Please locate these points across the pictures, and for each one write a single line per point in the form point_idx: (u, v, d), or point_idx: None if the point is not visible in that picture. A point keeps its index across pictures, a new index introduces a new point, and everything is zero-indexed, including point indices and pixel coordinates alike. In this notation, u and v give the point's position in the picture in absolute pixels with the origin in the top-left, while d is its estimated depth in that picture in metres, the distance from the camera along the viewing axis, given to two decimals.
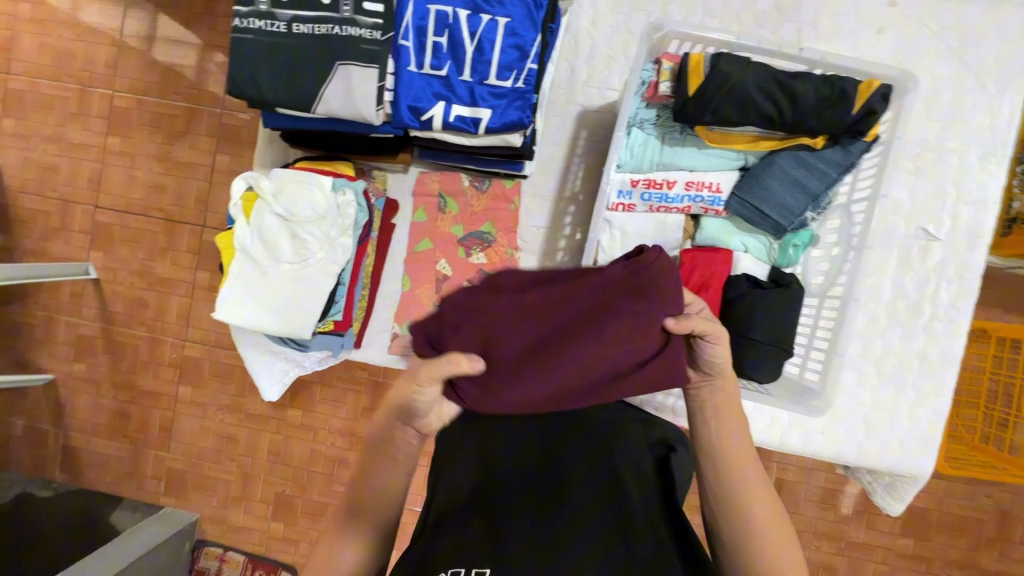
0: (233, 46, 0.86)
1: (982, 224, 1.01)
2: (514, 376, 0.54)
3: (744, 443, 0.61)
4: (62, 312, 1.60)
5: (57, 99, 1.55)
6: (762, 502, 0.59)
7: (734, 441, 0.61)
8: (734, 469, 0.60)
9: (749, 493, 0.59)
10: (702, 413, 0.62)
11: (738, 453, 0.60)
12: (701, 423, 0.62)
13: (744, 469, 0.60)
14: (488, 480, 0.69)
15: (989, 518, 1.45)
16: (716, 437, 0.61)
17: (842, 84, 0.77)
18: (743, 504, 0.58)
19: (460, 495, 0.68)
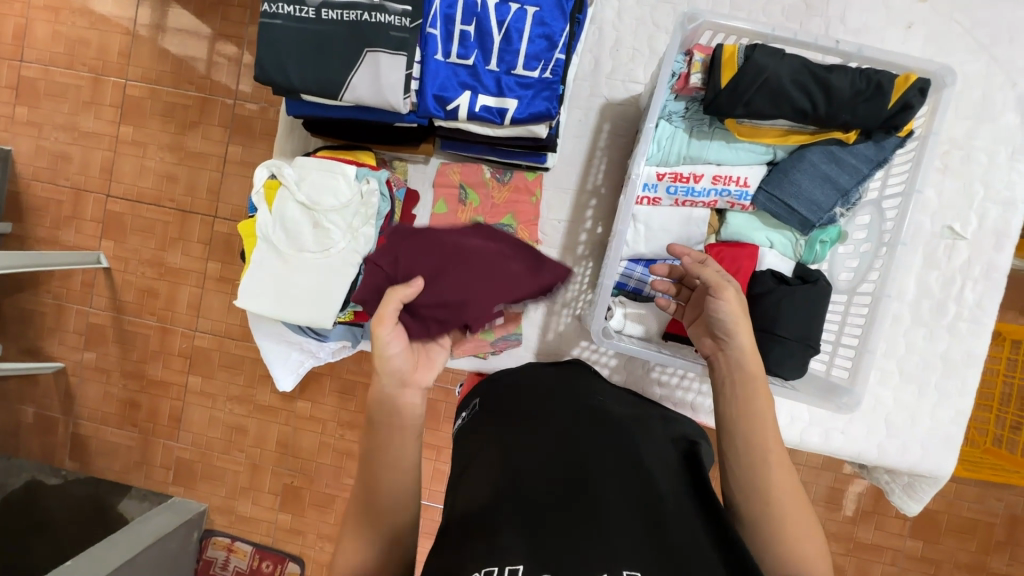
0: (261, 31, 0.85)
1: (1008, 223, 1.00)
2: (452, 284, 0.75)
3: (770, 432, 0.67)
4: (73, 301, 1.60)
5: (70, 88, 1.55)
6: (789, 487, 0.63)
7: (758, 427, 0.67)
8: (761, 454, 0.65)
9: (777, 478, 0.63)
10: (731, 388, 0.71)
11: (762, 435, 0.66)
12: (729, 406, 0.69)
13: (769, 454, 0.65)
14: (513, 471, 0.65)
15: (999, 521, 1.44)
16: (738, 414, 0.68)
17: (878, 77, 0.77)
18: (770, 488, 0.63)
19: (485, 491, 0.64)
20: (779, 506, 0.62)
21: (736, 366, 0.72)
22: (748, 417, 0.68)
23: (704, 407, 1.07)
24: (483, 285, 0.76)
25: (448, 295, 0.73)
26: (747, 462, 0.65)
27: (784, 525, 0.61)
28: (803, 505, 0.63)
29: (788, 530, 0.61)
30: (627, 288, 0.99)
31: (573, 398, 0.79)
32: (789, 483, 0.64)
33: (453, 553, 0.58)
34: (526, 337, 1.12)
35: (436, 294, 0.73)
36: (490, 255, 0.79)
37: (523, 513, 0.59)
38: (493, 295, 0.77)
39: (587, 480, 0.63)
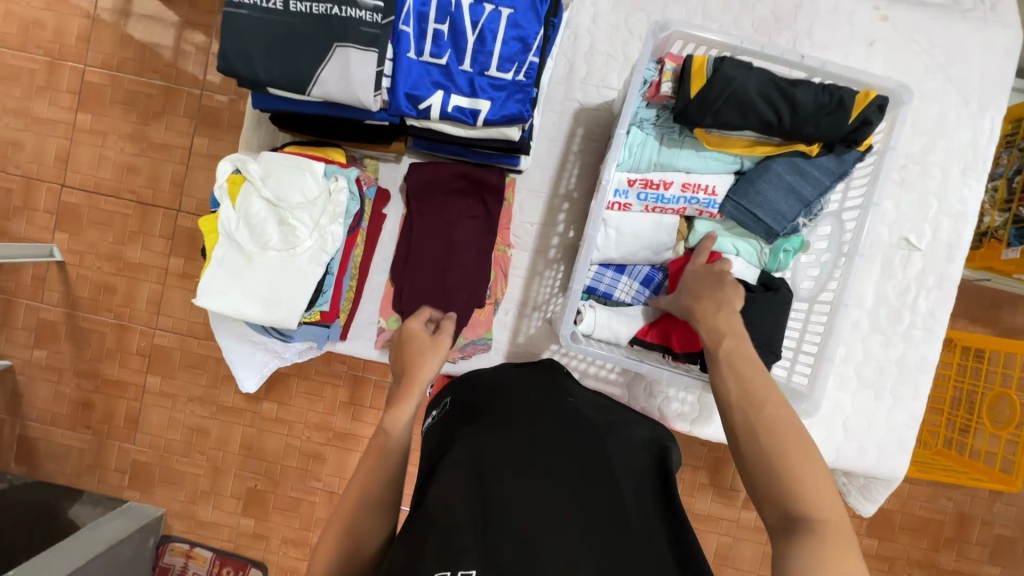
0: (227, 20, 0.82)
1: (960, 235, 1.05)
2: (459, 286, 1.01)
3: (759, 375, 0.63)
4: (22, 296, 1.52)
5: (23, 71, 1.47)
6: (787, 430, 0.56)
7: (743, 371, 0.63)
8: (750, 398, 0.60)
9: (766, 415, 0.58)
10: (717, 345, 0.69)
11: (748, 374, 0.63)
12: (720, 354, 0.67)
13: (758, 396, 0.60)
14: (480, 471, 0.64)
15: (948, 520, 1.50)
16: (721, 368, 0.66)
17: (840, 93, 0.79)
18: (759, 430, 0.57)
19: (451, 487, 0.64)
20: (770, 445, 0.56)
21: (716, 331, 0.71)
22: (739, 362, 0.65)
23: (671, 412, 1.08)
24: (478, 249, 1.03)
25: (466, 281, 1.01)
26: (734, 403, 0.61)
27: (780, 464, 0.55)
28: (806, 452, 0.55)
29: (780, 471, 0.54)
30: (597, 292, 0.98)
31: (546, 399, 0.78)
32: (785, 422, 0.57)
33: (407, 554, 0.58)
34: (496, 341, 1.11)
35: (460, 283, 1.01)
36: (460, 217, 1.04)
37: (483, 520, 0.59)
38: (483, 246, 1.03)
39: (556, 490, 0.63)
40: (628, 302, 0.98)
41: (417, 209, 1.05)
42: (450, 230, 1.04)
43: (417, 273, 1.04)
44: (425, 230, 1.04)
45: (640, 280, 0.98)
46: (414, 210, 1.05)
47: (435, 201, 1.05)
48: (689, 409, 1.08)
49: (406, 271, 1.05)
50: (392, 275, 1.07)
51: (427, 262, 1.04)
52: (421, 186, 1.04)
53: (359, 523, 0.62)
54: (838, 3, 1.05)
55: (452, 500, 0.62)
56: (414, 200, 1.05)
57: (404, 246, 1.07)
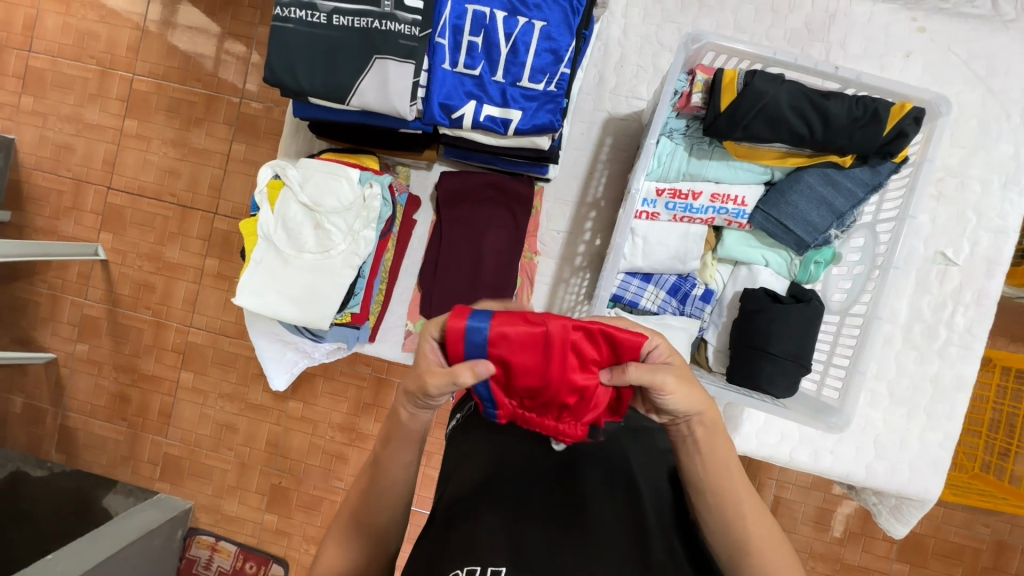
0: (274, 33, 0.86)
1: (1001, 251, 1.02)
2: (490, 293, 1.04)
3: (736, 468, 0.60)
4: (68, 292, 1.60)
5: (77, 79, 1.56)
6: (763, 535, 0.59)
7: (728, 481, 0.60)
8: (735, 510, 0.59)
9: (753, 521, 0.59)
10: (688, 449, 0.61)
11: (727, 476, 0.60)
12: (687, 455, 0.61)
13: (740, 503, 0.59)
14: (498, 472, 0.65)
15: (986, 547, 1.44)
16: (703, 471, 0.60)
17: (875, 105, 0.78)
18: (742, 539, 0.58)
19: (468, 486, 0.66)
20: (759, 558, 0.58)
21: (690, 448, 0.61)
22: (721, 465, 0.60)
23: None
24: (508, 256, 1.06)
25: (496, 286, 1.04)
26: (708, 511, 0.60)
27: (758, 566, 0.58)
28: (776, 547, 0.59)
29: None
30: (624, 300, 0.98)
31: None
32: (760, 526, 0.59)
33: (433, 552, 0.60)
34: None
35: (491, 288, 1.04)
36: (489, 224, 1.06)
37: (506, 523, 0.60)
38: (512, 252, 1.06)
39: (575, 493, 0.63)
40: (654, 311, 0.98)
41: (449, 216, 1.07)
42: (479, 238, 1.06)
43: (447, 279, 1.06)
44: (455, 238, 1.07)
45: (666, 289, 0.98)
46: (445, 217, 1.07)
47: (465, 209, 1.07)
48: None
49: (436, 277, 1.07)
50: (421, 281, 1.10)
51: (457, 268, 1.06)
52: (455, 195, 1.07)
53: (351, 542, 0.63)
54: (872, 15, 1.05)
55: (476, 499, 0.63)
56: (445, 209, 1.07)
57: (434, 253, 1.09)
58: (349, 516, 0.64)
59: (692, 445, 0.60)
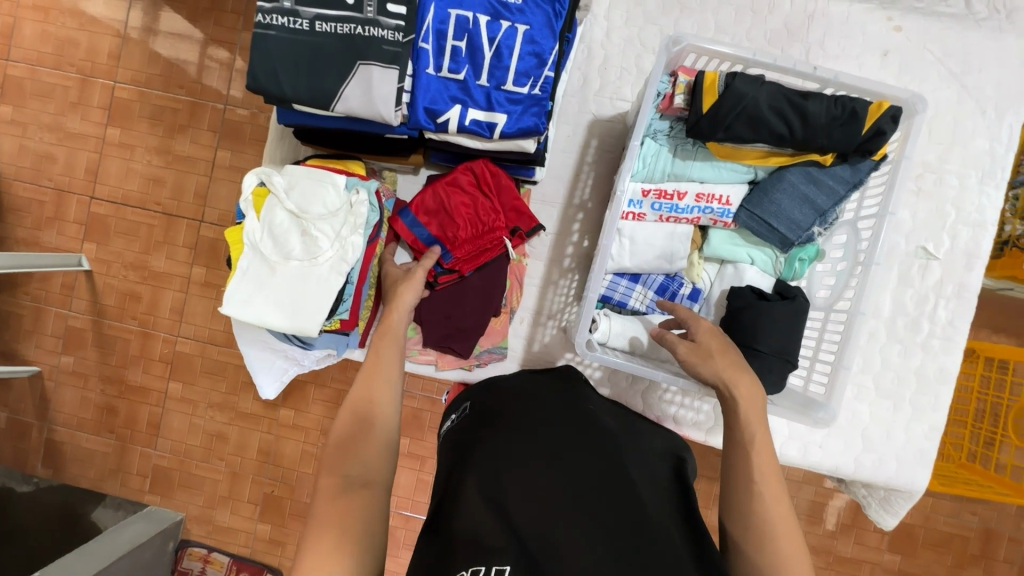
0: (255, 41, 0.86)
1: (978, 244, 1.04)
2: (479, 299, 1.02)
3: (776, 478, 0.67)
4: (52, 304, 1.58)
5: (57, 87, 1.53)
6: (778, 500, 0.65)
7: (748, 452, 0.69)
8: (762, 517, 0.63)
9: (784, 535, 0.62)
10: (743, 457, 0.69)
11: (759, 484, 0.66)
12: (740, 456, 0.69)
13: (772, 526, 0.63)
14: (496, 467, 0.66)
15: (974, 536, 1.47)
16: (751, 470, 0.67)
17: (853, 104, 0.80)
18: (755, 501, 0.65)
19: (465, 484, 0.66)
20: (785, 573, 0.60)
21: (742, 450, 0.70)
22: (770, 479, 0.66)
23: (686, 421, 1.09)
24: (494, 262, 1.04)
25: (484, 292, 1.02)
26: (731, 480, 0.68)
27: (766, 529, 0.63)
28: (789, 515, 0.64)
29: (768, 543, 0.62)
30: (612, 300, 0.99)
31: (562, 405, 0.78)
32: (776, 491, 0.65)
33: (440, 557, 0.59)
34: (512, 349, 1.12)
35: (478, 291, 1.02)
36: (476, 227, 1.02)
37: (503, 518, 0.60)
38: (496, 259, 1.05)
39: (571, 484, 0.63)
40: (642, 311, 0.99)
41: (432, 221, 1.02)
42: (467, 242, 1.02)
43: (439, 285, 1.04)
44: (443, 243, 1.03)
45: (655, 289, 0.99)
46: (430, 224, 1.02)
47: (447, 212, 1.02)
48: (705, 419, 1.09)
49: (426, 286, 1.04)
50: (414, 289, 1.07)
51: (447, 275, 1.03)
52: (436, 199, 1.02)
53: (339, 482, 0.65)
54: (849, 14, 1.06)
55: (474, 498, 0.63)
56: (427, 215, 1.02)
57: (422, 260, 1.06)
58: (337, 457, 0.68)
59: (744, 447, 0.69)
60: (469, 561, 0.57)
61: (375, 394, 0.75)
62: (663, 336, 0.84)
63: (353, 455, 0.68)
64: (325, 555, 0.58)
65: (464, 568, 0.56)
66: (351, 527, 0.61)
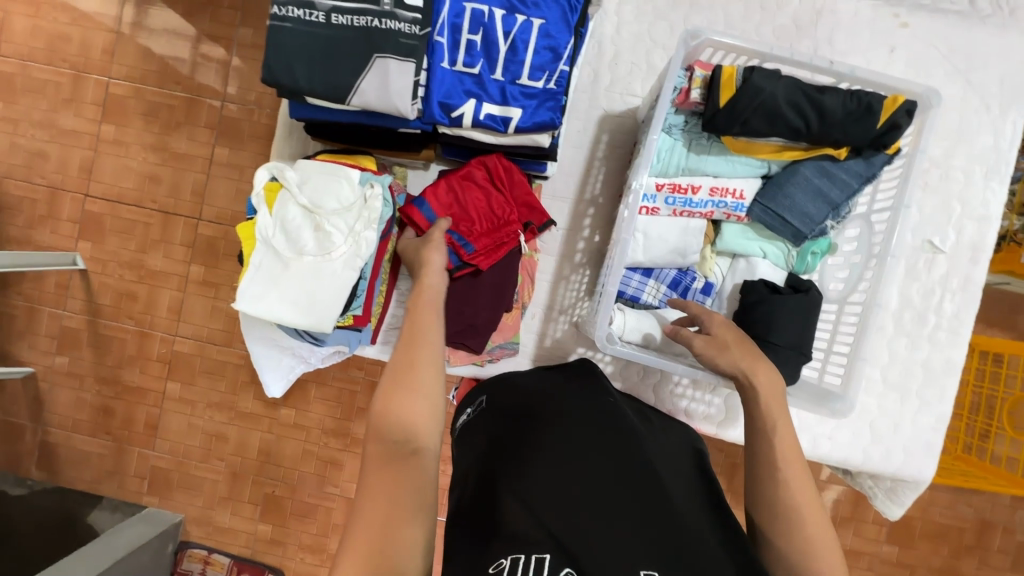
0: (270, 33, 0.85)
1: (983, 238, 1.06)
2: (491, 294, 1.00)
3: (800, 464, 0.67)
4: (45, 303, 1.55)
5: (50, 83, 1.51)
6: (802, 487, 0.65)
7: (769, 438, 0.69)
8: (790, 503, 0.64)
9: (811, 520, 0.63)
10: (765, 444, 0.69)
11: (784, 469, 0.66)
12: (762, 443, 0.69)
13: (798, 512, 0.63)
14: (523, 462, 0.66)
15: (970, 526, 1.49)
16: (774, 458, 0.67)
17: (868, 99, 0.81)
18: (780, 488, 0.65)
19: (491, 479, 0.66)
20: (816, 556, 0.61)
21: (764, 440, 0.69)
22: (794, 465, 0.66)
23: (697, 414, 1.09)
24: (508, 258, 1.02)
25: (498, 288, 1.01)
26: (755, 469, 0.68)
27: (795, 515, 0.63)
28: (813, 499, 0.65)
29: (797, 530, 0.62)
30: (625, 295, 1.00)
31: (584, 400, 0.78)
32: (800, 477, 0.65)
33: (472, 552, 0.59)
34: (523, 345, 1.13)
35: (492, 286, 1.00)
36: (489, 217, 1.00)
37: (532, 510, 0.60)
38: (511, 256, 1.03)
39: (599, 477, 0.63)
40: (655, 306, 1.00)
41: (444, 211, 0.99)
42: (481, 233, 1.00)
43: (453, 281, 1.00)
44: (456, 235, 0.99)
45: (667, 283, 1.00)
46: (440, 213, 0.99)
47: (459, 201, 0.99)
48: (716, 412, 1.10)
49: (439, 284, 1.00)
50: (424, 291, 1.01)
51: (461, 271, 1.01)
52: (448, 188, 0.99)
53: (387, 454, 0.63)
54: (856, 11, 1.07)
55: (502, 492, 0.63)
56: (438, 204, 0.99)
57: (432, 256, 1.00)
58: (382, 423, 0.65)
59: (767, 434, 0.69)
60: (503, 552, 0.57)
61: (417, 354, 0.71)
62: (679, 332, 0.86)
63: (393, 425, 0.64)
64: (373, 535, 0.57)
65: (499, 559, 0.56)
66: (399, 501, 0.60)
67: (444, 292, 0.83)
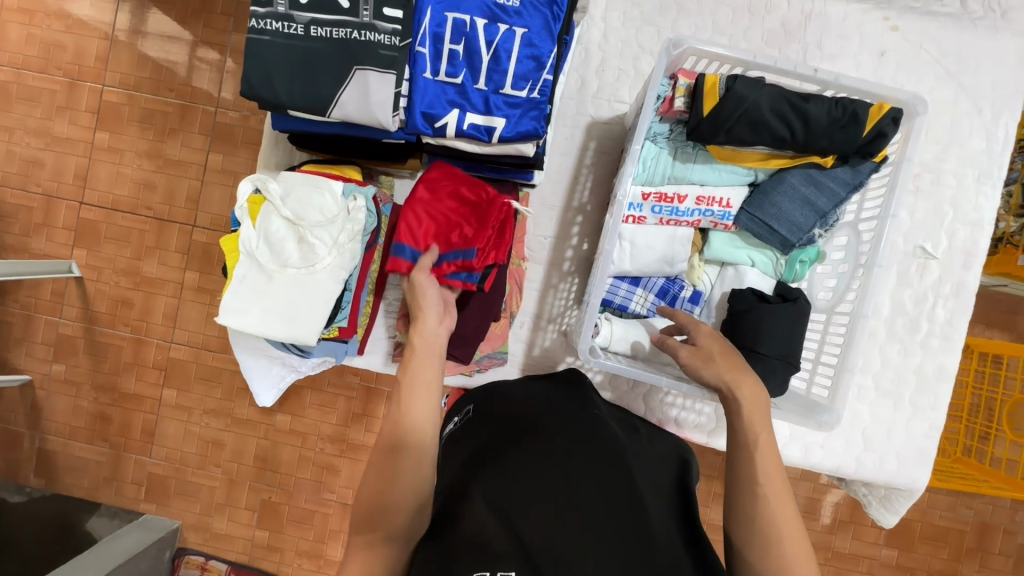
0: (250, 46, 0.84)
1: (976, 243, 1.05)
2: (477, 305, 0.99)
3: (780, 481, 0.66)
4: (42, 311, 1.55)
5: (44, 91, 1.51)
6: (781, 501, 0.64)
7: (749, 453, 0.68)
8: (766, 520, 0.63)
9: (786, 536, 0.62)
10: (745, 461, 0.68)
11: (763, 486, 0.65)
12: (744, 459, 0.68)
13: (777, 528, 0.62)
14: (502, 471, 0.65)
15: (970, 529, 1.48)
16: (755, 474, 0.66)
17: (854, 107, 0.80)
18: (759, 503, 0.64)
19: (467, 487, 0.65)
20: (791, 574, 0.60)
21: (745, 455, 0.69)
22: (773, 481, 0.66)
23: (688, 422, 1.08)
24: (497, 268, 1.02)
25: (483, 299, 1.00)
26: (734, 484, 0.67)
27: (772, 531, 0.62)
28: (792, 513, 0.64)
29: (773, 546, 0.62)
30: (613, 304, 0.99)
31: (568, 411, 0.77)
32: (780, 494, 0.65)
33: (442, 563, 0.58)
34: (512, 354, 1.12)
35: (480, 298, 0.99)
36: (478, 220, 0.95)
37: (506, 523, 0.59)
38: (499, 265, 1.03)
39: (578, 491, 0.62)
40: (643, 315, 0.99)
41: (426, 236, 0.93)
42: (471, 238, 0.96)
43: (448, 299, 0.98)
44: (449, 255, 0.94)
45: (655, 292, 0.98)
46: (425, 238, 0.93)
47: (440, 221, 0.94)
48: (707, 420, 1.09)
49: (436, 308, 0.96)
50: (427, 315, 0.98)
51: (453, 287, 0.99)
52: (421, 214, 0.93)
53: (372, 536, 0.63)
54: (846, 15, 1.06)
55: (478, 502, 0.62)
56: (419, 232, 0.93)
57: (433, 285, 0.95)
58: (370, 505, 0.64)
59: (746, 450, 0.69)
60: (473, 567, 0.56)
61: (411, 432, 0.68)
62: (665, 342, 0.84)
63: (381, 509, 0.63)
64: None
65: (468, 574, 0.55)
66: None
67: (445, 343, 0.79)
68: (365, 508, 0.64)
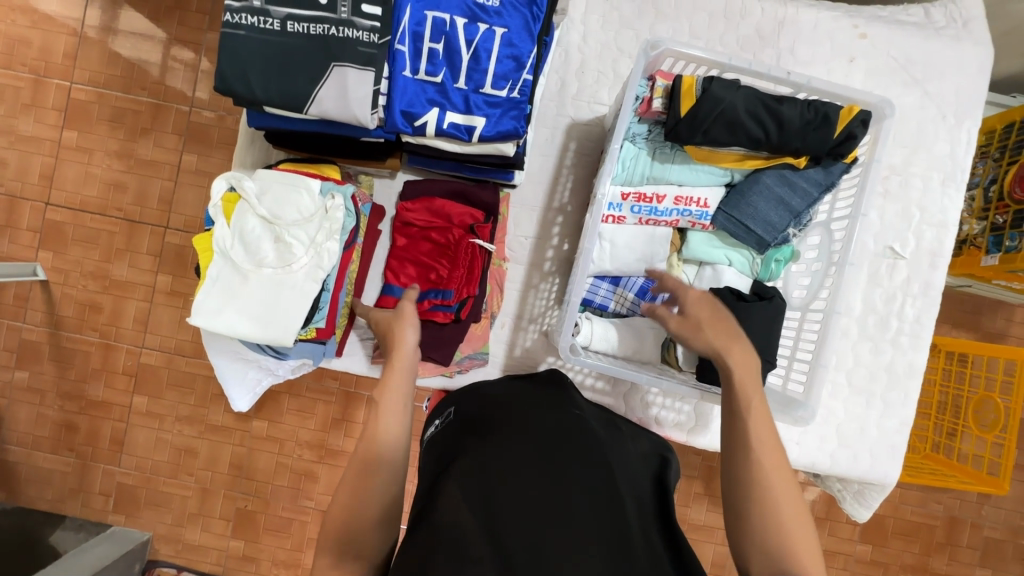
0: (224, 41, 0.83)
1: (942, 244, 1.08)
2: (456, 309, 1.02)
3: (778, 462, 0.65)
4: (4, 316, 1.49)
5: (7, 88, 1.45)
6: (781, 480, 0.64)
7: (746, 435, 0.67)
8: (765, 494, 0.63)
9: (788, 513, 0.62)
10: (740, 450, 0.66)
11: (760, 470, 0.64)
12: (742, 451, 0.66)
13: (779, 504, 0.62)
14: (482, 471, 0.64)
15: (940, 524, 1.52)
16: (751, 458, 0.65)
17: (825, 109, 0.82)
18: (758, 483, 0.64)
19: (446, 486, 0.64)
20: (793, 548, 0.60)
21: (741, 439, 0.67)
22: (773, 465, 0.65)
23: (667, 421, 1.09)
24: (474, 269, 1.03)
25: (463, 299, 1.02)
26: (731, 467, 0.66)
27: (772, 505, 0.62)
28: (790, 488, 0.64)
29: (773, 519, 0.62)
30: (593, 304, 1.00)
31: (549, 410, 0.77)
32: (778, 468, 0.65)
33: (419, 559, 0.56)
34: (493, 355, 1.11)
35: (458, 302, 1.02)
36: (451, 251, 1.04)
37: (484, 523, 0.58)
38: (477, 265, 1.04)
39: (558, 492, 0.61)
40: (623, 314, 1.00)
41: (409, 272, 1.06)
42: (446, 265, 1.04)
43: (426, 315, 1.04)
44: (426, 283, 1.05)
45: (634, 291, 0.99)
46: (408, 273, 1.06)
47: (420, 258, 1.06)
48: (686, 419, 1.10)
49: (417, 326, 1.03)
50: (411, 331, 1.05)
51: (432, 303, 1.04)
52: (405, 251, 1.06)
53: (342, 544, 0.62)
54: (817, 22, 1.09)
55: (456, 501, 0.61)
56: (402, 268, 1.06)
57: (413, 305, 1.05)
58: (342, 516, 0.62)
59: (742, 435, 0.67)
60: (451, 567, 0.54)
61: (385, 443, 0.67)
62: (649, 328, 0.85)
63: (351, 520, 0.62)
64: None
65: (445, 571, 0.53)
66: None
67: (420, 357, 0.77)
68: (338, 518, 0.63)
